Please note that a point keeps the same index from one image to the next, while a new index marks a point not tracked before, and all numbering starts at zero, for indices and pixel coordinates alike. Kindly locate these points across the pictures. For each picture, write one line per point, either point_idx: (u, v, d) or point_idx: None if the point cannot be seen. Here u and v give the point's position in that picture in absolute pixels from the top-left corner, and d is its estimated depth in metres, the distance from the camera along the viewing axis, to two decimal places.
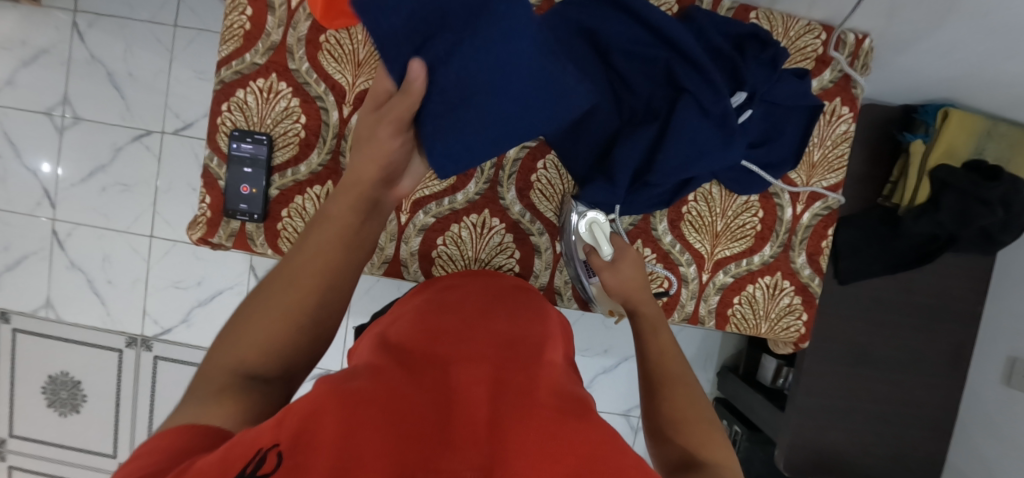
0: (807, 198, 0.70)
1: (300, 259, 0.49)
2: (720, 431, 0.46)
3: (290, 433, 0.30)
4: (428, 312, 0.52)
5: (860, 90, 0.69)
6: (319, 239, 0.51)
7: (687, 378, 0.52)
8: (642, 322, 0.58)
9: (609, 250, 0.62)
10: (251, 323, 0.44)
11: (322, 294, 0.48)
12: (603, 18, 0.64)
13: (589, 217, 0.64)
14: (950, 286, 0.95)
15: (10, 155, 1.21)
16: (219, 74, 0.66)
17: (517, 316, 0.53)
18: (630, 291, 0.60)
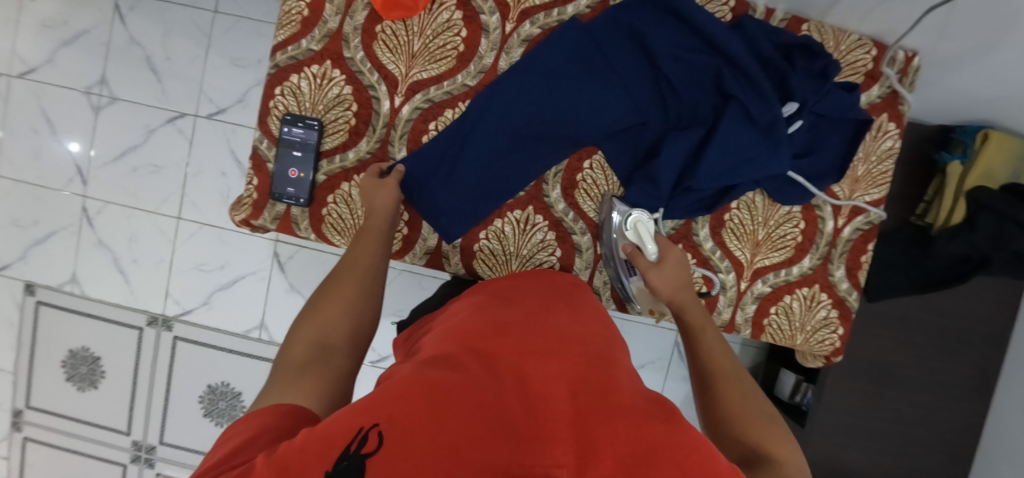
0: (849, 212, 0.70)
1: (342, 272, 0.57)
2: (780, 427, 0.48)
3: (387, 416, 0.34)
4: (492, 304, 0.52)
5: (908, 106, 0.69)
6: (356, 254, 0.59)
7: (741, 374, 0.53)
8: (690, 323, 0.59)
9: (654, 250, 0.62)
10: (310, 320, 0.51)
11: (366, 294, 0.56)
12: (656, 22, 0.64)
13: (633, 217, 0.64)
14: (980, 311, 0.94)
15: (46, 131, 1.23)
16: (275, 58, 0.67)
17: (582, 309, 0.53)
18: (672, 294, 0.60)
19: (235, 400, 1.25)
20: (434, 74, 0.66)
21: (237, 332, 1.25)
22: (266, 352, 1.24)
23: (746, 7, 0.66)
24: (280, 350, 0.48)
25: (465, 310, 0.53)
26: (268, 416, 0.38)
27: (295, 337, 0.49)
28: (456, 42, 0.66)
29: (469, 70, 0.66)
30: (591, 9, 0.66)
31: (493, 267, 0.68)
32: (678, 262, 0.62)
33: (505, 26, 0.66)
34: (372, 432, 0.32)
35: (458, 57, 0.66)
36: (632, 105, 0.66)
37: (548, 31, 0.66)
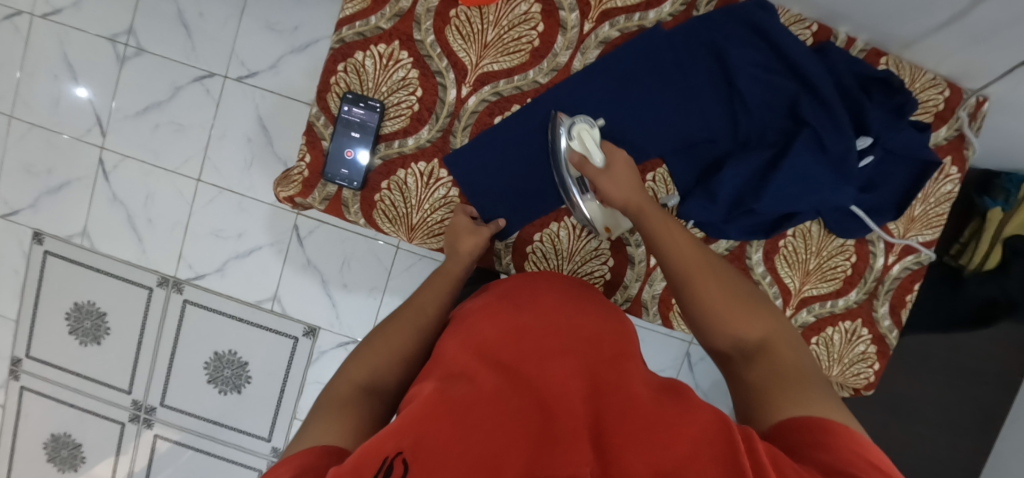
0: (900, 250, 0.70)
1: (405, 316, 0.58)
2: (758, 303, 0.52)
3: (413, 442, 0.33)
4: (504, 309, 0.52)
5: (972, 151, 0.69)
6: (422, 299, 0.60)
7: (707, 258, 0.55)
8: (647, 220, 0.57)
9: (601, 158, 0.58)
10: (364, 358, 0.52)
11: (424, 339, 0.56)
12: (739, 39, 0.63)
13: (575, 125, 0.59)
14: (996, 354, 0.95)
15: (67, 77, 1.18)
16: (340, 32, 0.64)
17: (598, 309, 0.53)
18: (628, 196, 0.57)
19: (241, 369, 1.24)
20: (505, 66, 0.64)
21: (249, 301, 1.23)
22: (276, 324, 1.23)
23: (828, 33, 0.66)
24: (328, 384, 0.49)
25: (480, 314, 0.52)
26: (304, 458, 0.36)
27: (348, 373, 0.50)
28: (531, 36, 0.64)
29: (543, 67, 0.64)
30: (674, 18, 0.64)
31: (543, 269, 0.67)
32: (628, 165, 0.60)
33: (583, 25, 0.64)
34: (399, 460, 0.32)
35: (532, 51, 0.64)
36: (701, 120, 0.65)
37: (626, 35, 0.64)
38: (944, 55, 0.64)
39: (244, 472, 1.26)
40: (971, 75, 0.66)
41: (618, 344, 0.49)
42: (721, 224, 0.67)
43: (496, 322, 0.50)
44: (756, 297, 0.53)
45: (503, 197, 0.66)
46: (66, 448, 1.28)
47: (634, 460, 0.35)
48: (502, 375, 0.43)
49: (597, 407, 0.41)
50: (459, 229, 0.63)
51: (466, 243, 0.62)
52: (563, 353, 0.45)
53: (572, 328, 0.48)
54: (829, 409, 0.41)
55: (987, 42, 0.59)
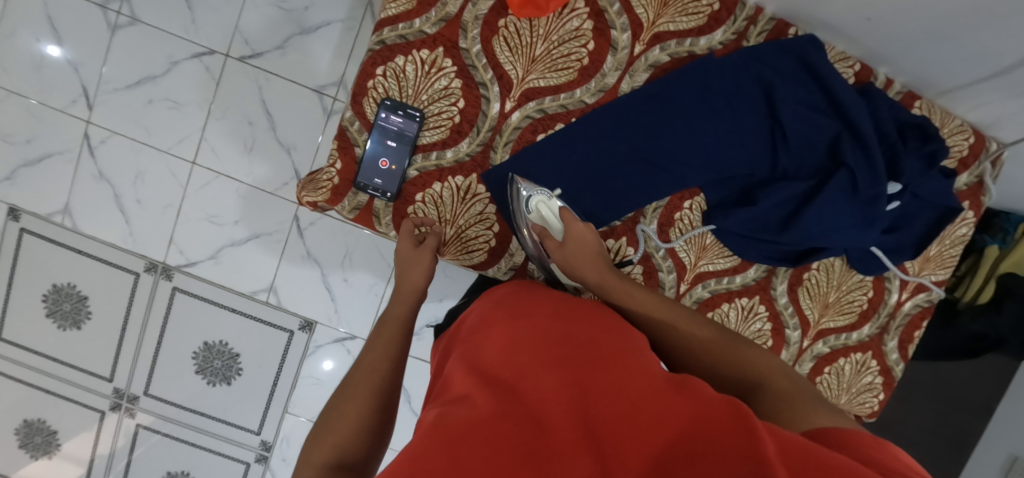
0: (913, 287, 0.73)
1: (358, 378, 0.52)
2: (735, 340, 0.53)
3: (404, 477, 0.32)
4: (500, 329, 0.50)
5: (989, 197, 0.72)
6: (371, 353, 0.54)
7: (663, 306, 0.56)
8: (614, 296, 0.57)
9: (560, 229, 0.60)
10: (322, 440, 0.46)
11: (380, 403, 0.50)
12: (785, 73, 0.64)
13: (532, 198, 0.60)
14: (974, 382, 1.02)
15: (51, 41, 1.09)
16: (381, 33, 0.61)
17: (592, 318, 0.52)
18: (584, 265, 0.58)
19: (232, 361, 1.20)
20: (552, 83, 0.62)
21: (244, 292, 1.18)
22: (272, 317, 1.19)
23: (869, 73, 0.67)
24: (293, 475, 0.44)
25: (480, 338, 0.51)
26: None
27: (306, 460, 0.45)
28: (580, 54, 0.62)
29: (590, 86, 0.63)
30: (723, 46, 0.64)
31: (575, 292, 0.66)
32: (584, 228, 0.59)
33: (634, 47, 0.62)
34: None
35: (580, 70, 0.62)
36: (744, 154, 0.65)
37: (675, 60, 0.64)
38: (975, 105, 0.66)
39: (231, 464, 1.24)
40: (997, 125, 0.68)
41: (611, 342, 0.47)
42: (739, 239, 0.68)
43: (491, 345, 0.49)
44: (732, 337, 0.54)
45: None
46: (39, 434, 1.22)
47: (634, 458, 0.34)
48: (498, 394, 0.41)
49: (593, 406, 0.39)
50: (406, 262, 0.61)
51: (414, 275, 0.61)
52: (557, 363, 0.44)
53: (564, 338, 0.48)
54: (837, 418, 0.41)
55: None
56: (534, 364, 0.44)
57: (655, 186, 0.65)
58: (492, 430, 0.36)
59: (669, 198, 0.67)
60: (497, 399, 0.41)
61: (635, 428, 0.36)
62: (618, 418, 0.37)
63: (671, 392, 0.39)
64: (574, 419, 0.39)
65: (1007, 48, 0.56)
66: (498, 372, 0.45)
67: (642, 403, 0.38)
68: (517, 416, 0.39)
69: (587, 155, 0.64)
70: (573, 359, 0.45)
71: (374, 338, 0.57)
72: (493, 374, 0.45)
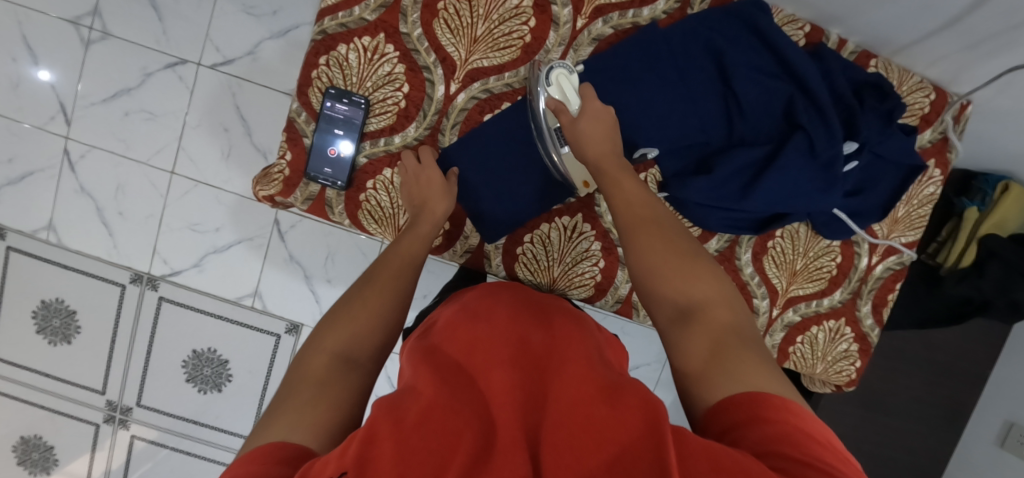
0: (883, 250, 0.71)
1: (378, 276, 0.54)
2: (707, 264, 0.49)
3: (354, 459, 0.31)
4: (463, 321, 0.49)
5: (955, 154, 0.70)
6: (394, 258, 0.56)
7: (657, 218, 0.51)
8: (604, 182, 0.54)
9: (576, 102, 0.58)
10: (338, 328, 0.48)
11: (400, 304, 0.53)
12: (731, 38, 0.63)
13: (553, 70, 0.59)
14: (963, 349, 1.00)
15: (27, 61, 1.11)
16: (323, 23, 0.61)
17: (555, 319, 0.51)
18: (591, 148, 0.55)
19: (222, 368, 1.21)
20: (496, 62, 0.62)
21: (228, 298, 1.19)
22: (257, 321, 1.20)
23: (821, 34, 0.66)
24: (302, 352, 0.46)
25: (439, 330, 0.51)
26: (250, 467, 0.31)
27: (320, 345, 0.46)
28: (522, 31, 0.62)
29: (534, 63, 0.62)
30: (667, 15, 0.64)
31: (534, 272, 0.65)
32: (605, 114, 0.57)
33: (576, 21, 0.62)
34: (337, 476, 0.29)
35: (523, 47, 0.62)
36: (696, 123, 0.64)
37: (619, 32, 0.63)
38: (932, 59, 0.65)
39: None
40: (957, 79, 0.67)
41: (576, 344, 0.47)
42: (703, 216, 0.66)
43: (453, 336, 0.48)
44: (706, 258, 0.50)
45: (487, 196, 0.63)
46: (37, 450, 1.24)
47: (571, 463, 0.33)
48: (452, 384, 0.41)
49: (548, 411, 0.38)
50: (432, 187, 0.59)
51: (439, 200, 0.59)
52: (518, 361, 0.43)
53: (528, 334, 0.47)
54: (762, 374, 0.38)
55: (977, 48, 0.60)
56: (492, 362, 0.43)
57: None
58: (440, 419, 0.36)
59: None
60: (450, 387, 0.40)
61: (576, 434, 0.35)
62: (562, 424, 0.37)
63: (619, 397, 0.38)
64: (528, 417, 0.38)
65: None
66: (455, 366, 0.44)
67: (595, 412, 0.37)
68: (467, 408, 0.38)
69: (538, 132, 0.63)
70: (531, 362, 0.44)
71: (392, 248, 0.57)
72: (449, 366, 0.44)
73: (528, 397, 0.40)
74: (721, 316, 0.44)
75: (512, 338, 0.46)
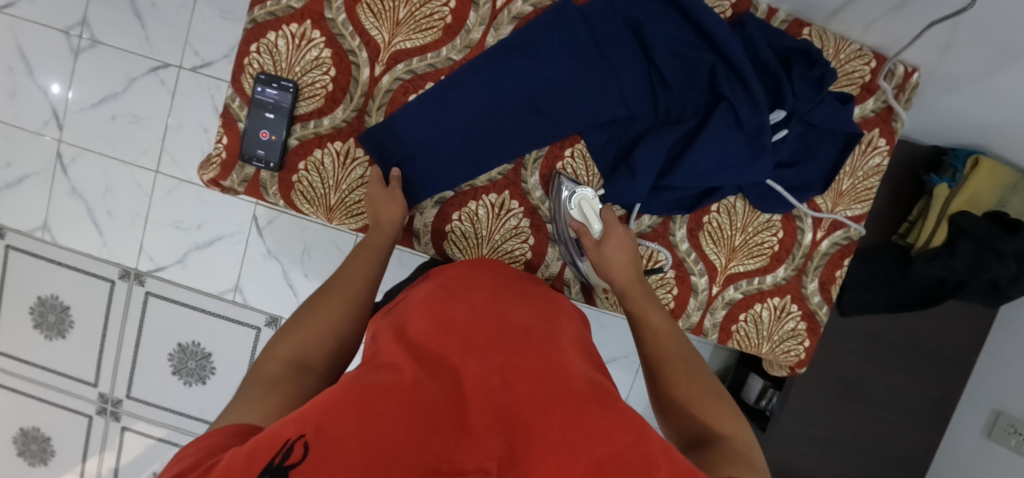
0: (828, 225, 0.69)
1: (337, 286, 0.54)
2: (728, 403, 0.48)
3: (316, 425, 0.33)
4: (439, 301, 0.52)
5: (902, 124, 0.68)
6: (349, 267, 0.57)
7: (683, 353, 0.53)
8: (633, 308, 0.57)
9: (599, 227, 0.61)
10: (293, 335, 0.48)
11: (356, 315, 0.53)
12: (652, 11, 0.63)
13: (577, 194, 0.62)
14: (946, 333, 0.95)
15: (23, 71, 1.18)
16: (252, 12, 0.64)
17: (525, 305, 0.54)
18: (616, 274, 0.59)
19: (205, 361, 1.25)
20: (418, 44, 0.63)
21: (211, 292, 1.23)
22: (238, 315, 1.23)
23: (747, 4, 0.65)
24: (257, 360, 0.47)
25: (415, 303, 0.54)
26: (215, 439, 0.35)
27: (273, 351, 0.47)
28: (443, 13, 0.63)
29: (455, 44, 0.63)
30: None
31: (463, 250, 0.66)
32: (626, 238, 0.60)
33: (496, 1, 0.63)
34: (299, 442, 0.31)
35: (444, 29, 0.63)
36: (622, 98, 0.63)
37: (540, 10, 0.64)
38: (866, 22, 0.64)
39: None
40: (894, 45, 0.65)
41: (549, 336, 0.50)
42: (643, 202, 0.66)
43: (427, 311, 0.51)
44: (725, 396, 0.49)
45: (413, 173, 0.65)
46: (35, 442, 1.29)
47: (543, 454, 0.36)
48: (423, 364, 0.43)
49: (517, 397, 0.41)
50: (376, 198, 0.61)
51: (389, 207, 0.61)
52: (492, 345, 0.46)
53: (503, 319, 0.50)
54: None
55: (903, 7, 0.59)
56: (467, 344, 0.46)
57: (534, 138, 0.65)
58: (410, 396, 0.38)
59: (545, 151, 0.66)
60: (423, 368, 0.43)
61: (552, 426, 0.39)
62: (537, 411, 0.40)
63: (589, 399, 0.41)
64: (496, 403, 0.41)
65: None
66: (426, 342, 0.47)
67: (564, 411, 0.40)
68: (438, 391, 0.41)
69: (461, 109, 0.64)
70: (504, 345, 0.47)
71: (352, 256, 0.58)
72: (424, 346, 0.46)
73: (502, 380, 0.43)
74: (740, 448, 0.43)
75: (488, 323, 0.49)
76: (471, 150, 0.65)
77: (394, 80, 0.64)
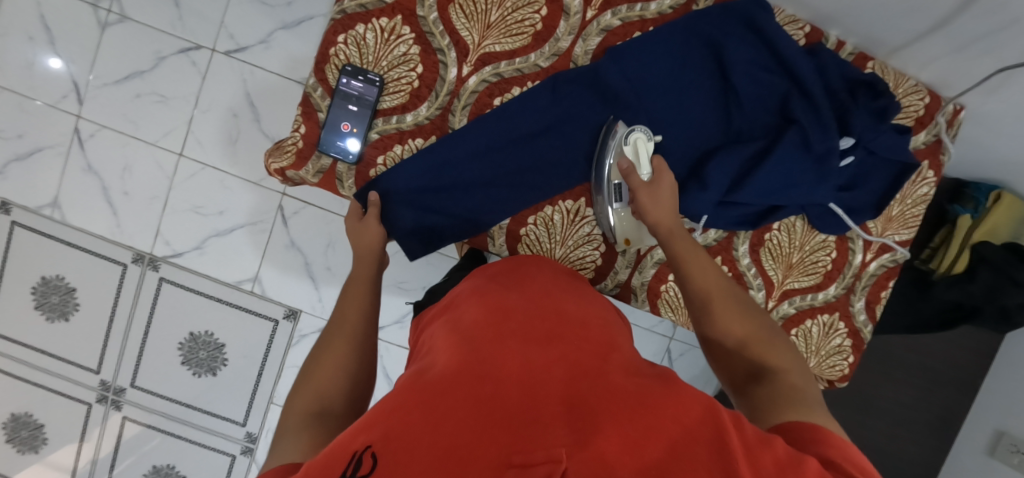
0: (877, 248, 0.73)
1: (335, 330, 0.53)
2: (778, 337, 0.51)
3: (382, 433, 0.32)
4: (492, 296, 0.51)
5: (948, 157, 0.72)
6: (345, 308, 0.56)
7: (729, 291, 0.54)
8: (678, 252, 0.57)
9: (649, 170, 0.60)
10: (305, 387, 0.46)
11: (362, 348, 0.53)
12: (733, 34, 0.65)
13: (633, 133, 0.61)
14: (955, 355, 1.02)
15: (44, 41, 1.13)
16: (342, 3, 0.63)
17: (577, 298, 0.52)
18: (662, 218, 0.58)
19: (217, 352, 1.21)
20: (507, 48, 0.65)
21: (227, 281, 1.19)
22: (255, 306, 1.20)
23: (820, 34, 0.68)
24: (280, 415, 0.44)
25: (466, 301, 0.53)
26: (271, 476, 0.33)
27: (291, 408, 0.45)
28: (534, 19, 0.64)
29: (544, 50, 0.65)
30: (673, 11, 0.66)
31: (537, 253, 0.68)
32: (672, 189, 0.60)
33: (586, 12, 0.65)
34: (367, 454, 0.30)
35: (534, 35, 0.65)
36: (697, 116, 0.66)
37: (627, 25, 0.66)
38: (926, 61, 0.68)
39: (217, 456, 1.24)
40: (949, 83, 0.69)
41: (602, 327, 0.47)
42: (710, 216, 0.68)
43: (480, 308, 0.49)
44: (778, 333, 0.52)
45: (489, 175, 0.65)
46: (26, 429, 1.23)
47: (615, 423, 0.33)
48: (477, 353, 0.41)
49: (580, 379, 0.39)
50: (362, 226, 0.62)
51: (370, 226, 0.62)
52: (545, 335, 0.44)
53: (556, 311, 0.48)
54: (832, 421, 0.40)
55: (965, 50, 0.63)
56: (521, 333, 0.44)
57: None
58: (471, 389, 0.36)
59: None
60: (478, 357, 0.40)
61: (618, 401, 0.36)
62: (602, 390, 0.37)
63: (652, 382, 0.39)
64: (560, 381, 0.38)
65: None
66: (479, 333, 0.44)
67: (631, 391, 0.37)
68: (498, 376, 0.38)
69: (542, 114, 0.65)
70: (559, 334, 0.44)
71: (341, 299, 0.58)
72: (476, 336, 0.44)
73: (562, 362, 0.40)
74: (795, 381, 0.46)
75: (542, 317, 0.46)
76: (550, 154, 0.66)
77: (481, 81, 0.65)
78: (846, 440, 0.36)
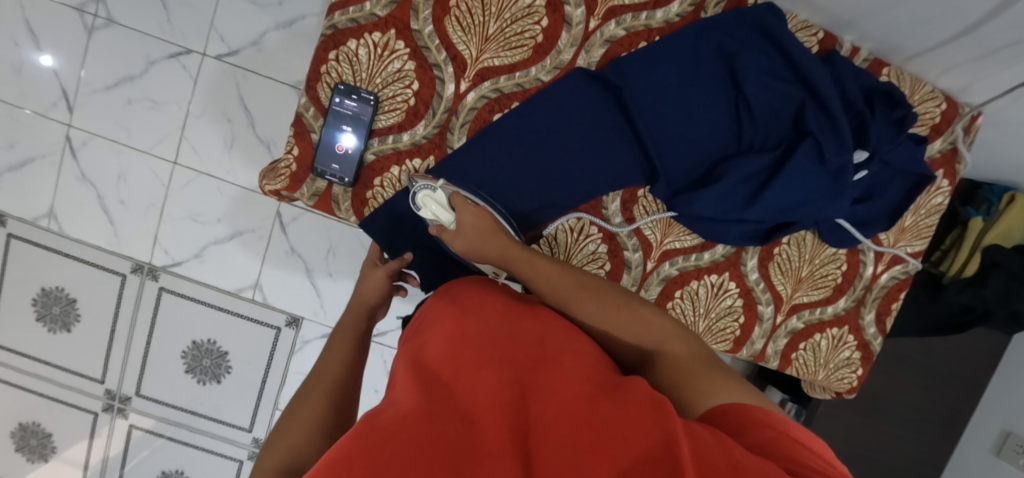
0: (889, 259, 0.71)
1: (315, 382, 0.50)
2: (636, 303, 0.51)
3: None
4: (451, 317, 0.48)
5: (965, 165, 0.69)
6: (330, 358, 0.53)
7: (584, 281, 0.52)
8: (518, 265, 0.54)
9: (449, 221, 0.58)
10: (278, 444, 0.42)
11: (344, 398, 0.49)
12: (743, 42, 0.62)
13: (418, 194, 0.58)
14: (961, 357, 1.01)
15: (30, 47, 1.11)
16: (332, 17, 0.61)
17: (539, 312, 0.49)
18: (487, 247, 0.56)
19: (221, 359, 1.20)
20: (507, 61, 0.62)
21: (228, 289, 1.18)
22: (259, 314, 1.19)
23: (834, 41, 0.67)
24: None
25: (427, 326, 0.49)
26: None
27: (259, 468, 0.41)
28: (535, 30, 0.62)
29: (546, 64, 0.63)
30: (681, 19, 0.63)
31: None
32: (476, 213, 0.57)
33: (589, 22, 0.62)
34: None
35: (535, 47, 0.62)
36: (706, 130, 0.64)
37: (632, 34, 0.63)
38: (947, 67, 0.65)
39: (224, 462, 1.24)
40: (969, 89, 0.66)
41: (563, 340, 0.45)
42: (716, 229, 0.66)
43: (439, 334, 0.46)
44: (624, 295, 0.52)
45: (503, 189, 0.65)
46: (35, 437, 1.24)
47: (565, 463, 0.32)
48: (431, 392, 0.37)
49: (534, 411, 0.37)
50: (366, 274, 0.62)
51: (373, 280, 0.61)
52: (502, 360, 0.41)
53: (513, 331, 0.45)
54: (739, 393, 0.40)
55: (989, 58, 0.60)
56: (478, 361, 0.41)
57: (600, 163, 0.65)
58: (423, 428, 0.33)
59: (625, 188, 0.67)
60: (432, 394, 0.37)
61: (569, 435, 0.34)
62: (553, 423, 0.35)
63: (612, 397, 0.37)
64: (514, 417, 0.35)
65: (968, 7, 0.54)
66: (437, 369, 0.41)
67: (587, 416, 0.35)
68: (453, 415, 0.35)
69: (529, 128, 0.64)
70: (515, 359, 0.41)
71: (325, 349, 0.55)
72: (431, 373, 0.41)
73: (515, 396, 0.37)
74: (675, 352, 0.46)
75: (500, 338, 0.44)
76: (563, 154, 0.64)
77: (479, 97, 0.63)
78: (779, 427, 0.34)
